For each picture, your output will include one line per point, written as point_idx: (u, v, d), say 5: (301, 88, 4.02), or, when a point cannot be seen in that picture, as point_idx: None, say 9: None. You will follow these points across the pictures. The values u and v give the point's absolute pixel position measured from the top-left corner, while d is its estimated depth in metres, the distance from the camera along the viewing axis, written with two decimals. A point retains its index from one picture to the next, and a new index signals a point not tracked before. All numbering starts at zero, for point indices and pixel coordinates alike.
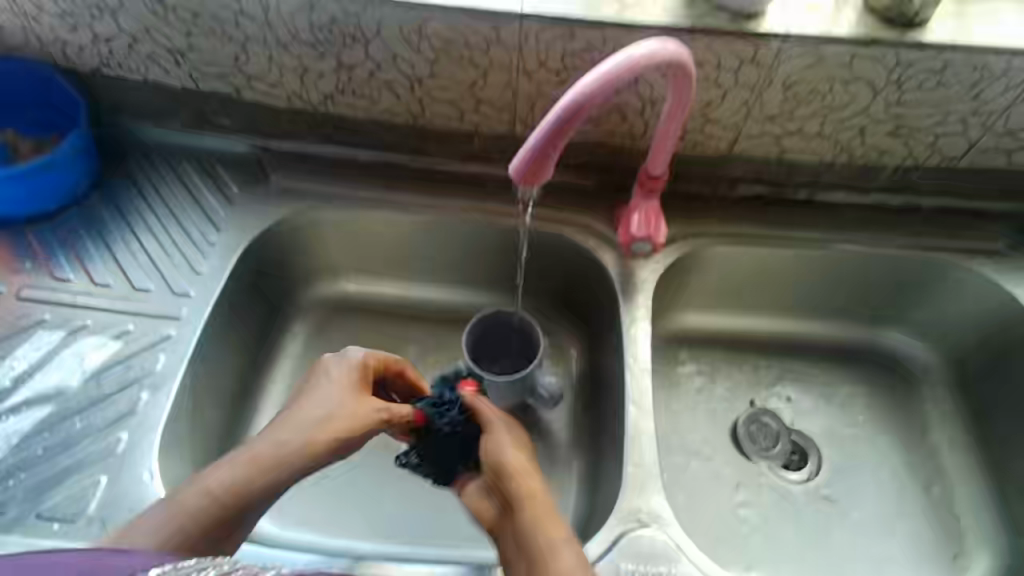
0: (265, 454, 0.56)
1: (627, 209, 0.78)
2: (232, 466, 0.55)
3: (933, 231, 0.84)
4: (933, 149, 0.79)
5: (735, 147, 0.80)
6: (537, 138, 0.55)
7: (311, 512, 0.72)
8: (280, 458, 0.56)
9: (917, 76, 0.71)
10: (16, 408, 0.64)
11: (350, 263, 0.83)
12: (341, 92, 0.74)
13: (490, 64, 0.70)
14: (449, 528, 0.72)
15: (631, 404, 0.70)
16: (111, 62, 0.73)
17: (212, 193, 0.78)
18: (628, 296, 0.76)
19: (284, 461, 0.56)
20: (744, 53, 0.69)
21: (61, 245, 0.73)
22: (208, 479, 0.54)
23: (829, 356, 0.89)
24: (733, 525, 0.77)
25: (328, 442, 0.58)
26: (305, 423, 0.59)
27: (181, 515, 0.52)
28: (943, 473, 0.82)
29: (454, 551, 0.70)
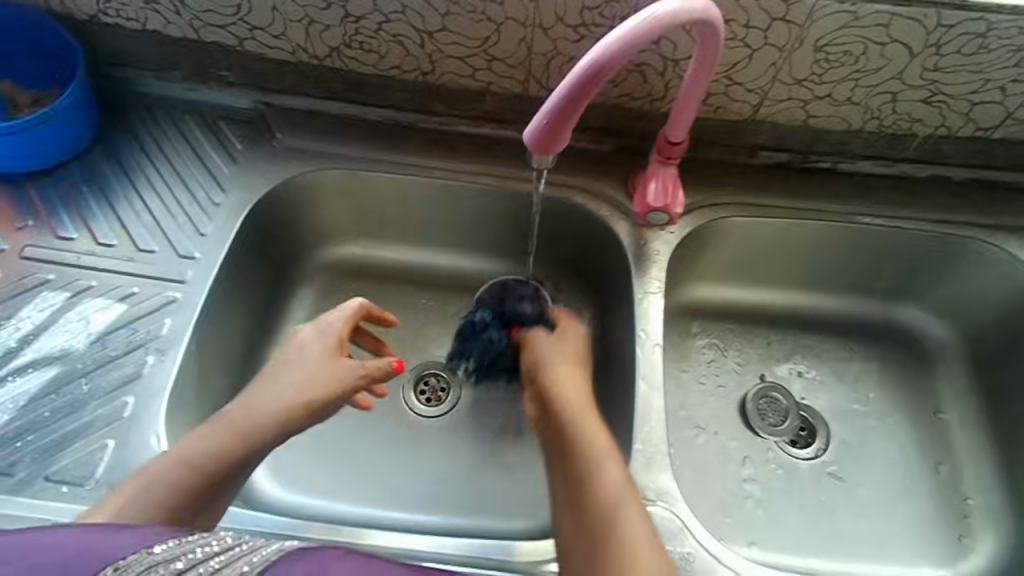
0: (242, 421, 0.57)
1: (644, 177, 0.75)
2: (210, 435, 0.56)
3: (961, 204, 0.81)
4: (968, 118, 0.75)
5: (759, 112, 0.76)
6: (554, 103, 0.51)
7: (315, 477, 0.73)
8: (257, 424, 0.57)
9: (958, 39, 0.66)
10: (23, 369, 0.64)
11: (358, 227, 0.81)
12: (348, 46, 0.71)
13: (505, 18, 0.66)
14: (455, 497, 0.72)
15: (641, 379, 0.69)
16: (108, 9, 0.70)
17: (215, 151, 0.76)
18: (641, 268, 0.75)
19: (259, 429, 0.57)
20: (774, 10, 0.65)
21: (62, 203, 0.71)
22: (187, 450, 0.55)
23: (844, 331, 0.88)
24: (738, 500, 0.77)
25: (306, 405, 0.59)
26: (282, 387, 0.59)
27: (164, 487, 0.52)
28: (953, 453, 0.81)
29: (459, 520, 0.71)
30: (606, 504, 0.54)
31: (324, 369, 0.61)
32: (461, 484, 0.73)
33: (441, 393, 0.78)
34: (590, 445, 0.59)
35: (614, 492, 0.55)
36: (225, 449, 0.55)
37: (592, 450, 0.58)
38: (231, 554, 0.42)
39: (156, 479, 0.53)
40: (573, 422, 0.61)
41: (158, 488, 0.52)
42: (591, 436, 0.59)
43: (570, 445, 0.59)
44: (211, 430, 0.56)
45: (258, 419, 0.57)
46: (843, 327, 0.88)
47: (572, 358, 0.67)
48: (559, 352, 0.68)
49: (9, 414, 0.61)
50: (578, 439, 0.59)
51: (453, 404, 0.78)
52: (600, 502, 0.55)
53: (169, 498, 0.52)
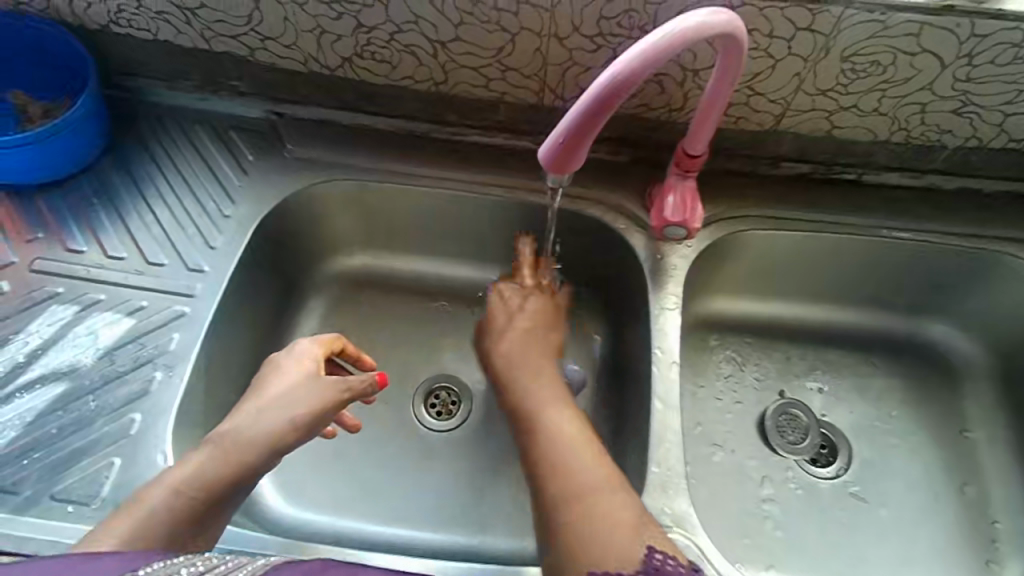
0: (232, 448, 0.56)
1: (662, 191, 0.73)
2: (199, 462, 0.55)
3: (990, 217, 0.78)
4: (1000, 129, 0.72)
5: (782, 123, 0.74)
6: (571, 121, 0.50)
7: (320, 493, 0.72)
8: (246, 448, 0.56)
9: (993, 49, 0.64)
10: (31, 384, 0.63)
11: (368, 237, 0.80)
12: (360, 56, 0.70)
13: (519, 28, 0.65)
14: (465, 515, 0.71)
15: (656, 400, 0.67)
16: (119, 19, 0.69)
17: (225, 161, 0.75)
18: (657, 283, 0.73)
19: (246, 453, 0.56)
20: (800, 19, 0.62)
21: (71, 215, 0.71)
22: (176, 478, 0.53)
23: (867, 347, 0.85)
24: (756, 520, 0.75)
25: (293, 427, 0.58)
26: (268, 410, 0.58)
27: (157, 515, 0.51)
28: (980, 474, 0.78)
29: (470, 539, 0.69)
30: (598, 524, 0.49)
31: (312, 389, 0.60)
32: (468, 502, 0.72)
33: (452, 407, 0.77)
34: (581, 465, 0.54)
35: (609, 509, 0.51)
36: (214, 476, 0.54)
37: (584, 471, 0.54)
38: (218, 571, 0.41)
39: (148, 507, 0.51)
40: (561, 441, 0.57)
41: (151, 516, 0.51)
42: (580, 455, 0.56)
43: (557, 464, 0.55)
44: (201, 458, 0.55)
45: (248, 443, 0.56)
46: (866, 343, 0.85)
47: (545, 368, 0.65)
48: (537, 368, 0.65)
49: (16, 430, 0.61)
50: (568, 458, 0.55)
51: (464, 419, 0.76)
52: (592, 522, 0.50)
53: (159, 527, 0.51)
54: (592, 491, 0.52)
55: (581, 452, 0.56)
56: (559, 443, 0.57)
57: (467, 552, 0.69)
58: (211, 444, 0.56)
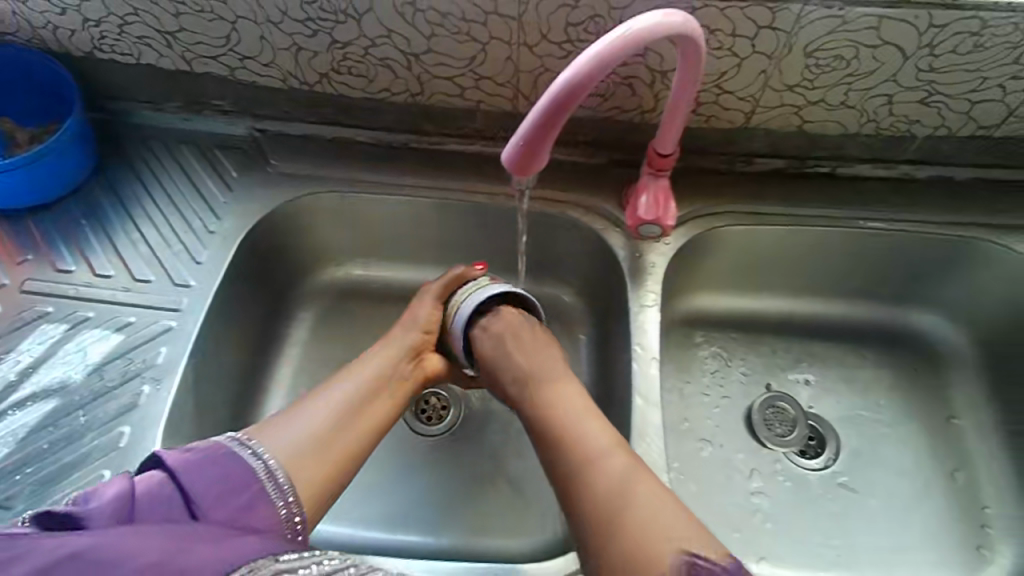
0: (383, 371, 0.65)
1: (636, 191, 0.74)
2: (344, 389, 0.62)
3: (965, 205, 0.79)
4: (967, 117, 0.73)
5: (752, 120, 0.75)
6: (531, 124, 0.52)
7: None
8: (393, 369, 0.66)
9: (953, 38, 0.65)
10: (22, 402, 0.65)
11: (354, 248, 0.82)
12: (337, 71, 0.72)
13: (489, 38, 0.66)
14: (467, 524, 0.73)
15: (638, 396, 0.69)
16: (102, 45, 0.72)
17: (210, 178, 0.77)
18: (637, 281, 0.74)
19: (392, 373, 0.66)
20: (761, 18, 0.64)
21: (60, 236, 0.73)
22: (321, 412, 0.60)
23: (853, 338, 0.85)
24: (746, 514, 0.76)
25: (418, 338, 0.69)
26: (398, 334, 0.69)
27: (307, 452, 0.57)
28: (969, 459, 0.79)
29: (475, 547, 0.72)
30: (608, 488, 0.55)
31: (427, 313, 0.71)
32: (460, 505, 0.75)
33: (443, 412, 0.80)
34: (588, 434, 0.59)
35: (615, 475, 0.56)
36: (361, 401, 0.62)
37: (592, 438, 0.59)
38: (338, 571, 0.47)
39: (297, 440, 0.57)
40: (565, 415, 0.61)
41: (304, 452, 0.57)
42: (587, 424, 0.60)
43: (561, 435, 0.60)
44: (347, 386, 0.63)
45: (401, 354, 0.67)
46: (851, 334, 0.85)
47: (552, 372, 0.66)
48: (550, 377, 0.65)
49: (9, 447, 0.62)
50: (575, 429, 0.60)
51: (451, 423, 0.79)
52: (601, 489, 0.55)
53: (309, 470, 0.56)
54: (599, 456, 0.57)
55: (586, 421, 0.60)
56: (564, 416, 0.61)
57: (460, 552, 0.72)
58: (358, 373, 0.64)
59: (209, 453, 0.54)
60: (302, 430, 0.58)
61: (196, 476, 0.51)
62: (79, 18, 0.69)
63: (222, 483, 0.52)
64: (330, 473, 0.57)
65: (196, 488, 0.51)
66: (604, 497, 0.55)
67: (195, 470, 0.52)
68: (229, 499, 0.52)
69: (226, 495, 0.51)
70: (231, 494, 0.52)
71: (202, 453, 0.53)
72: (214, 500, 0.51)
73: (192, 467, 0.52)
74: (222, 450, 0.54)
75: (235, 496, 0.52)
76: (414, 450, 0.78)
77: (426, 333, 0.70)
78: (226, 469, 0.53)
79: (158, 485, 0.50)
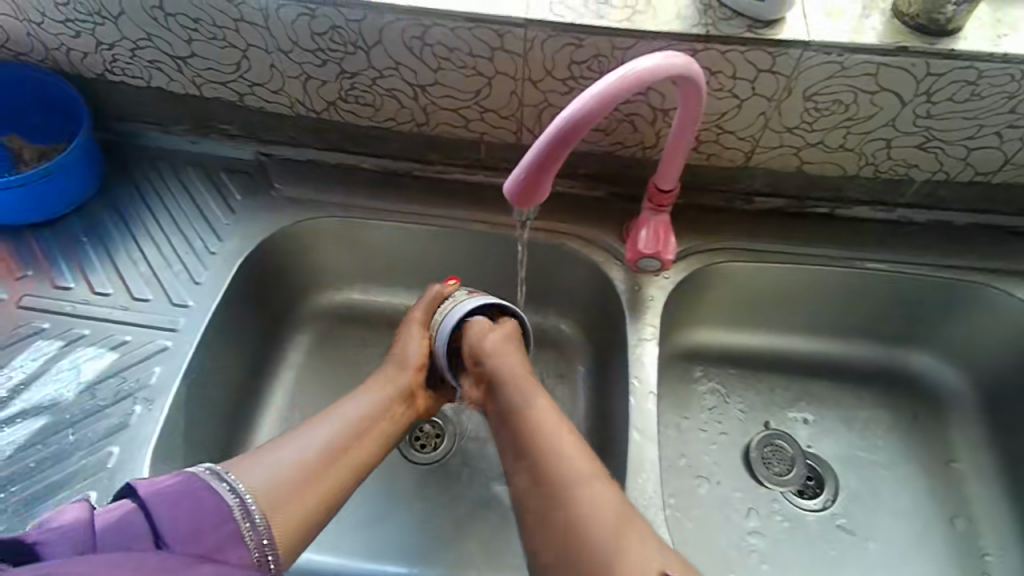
0: (374, 405, 0.64)
1: (636, 224, 0.75)
2: (332, 421, 0.61)
3: (963, 248, 0.79)
4: (966, 163, 0.74)
5: (751, 159, 0.76)
6: (534, 155, 0.52)
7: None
8: (386, 404, 0.64)
9: (950, 87, 0.66)
10: (11, 419, 0.64)
11: (354, 272, 0.82)
12: (344, 100, 0.73)
13: (495, 73, 0.68)
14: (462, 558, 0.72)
15: (634, 430, 0.68)
16: (115, 68, 0.73)
17: (214, 200, 0.77)
18: (635, 314, 0.74)
19: (384, 407, 0.64)
20: (761, 62, 0.65)
21: (62, 253, 0.73)
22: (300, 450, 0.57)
23: (851, 377, 0.85)
24: (743, 553, 0.74)
25: (412, 377, 0.68)
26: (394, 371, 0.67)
27: (286, 483, 0.55)
28: (969, 505, 0.77)
29: None
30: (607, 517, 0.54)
31: (417, 346, 0.70)
32: (453, 535, 0.73)
33: (436, 440, 0.79)
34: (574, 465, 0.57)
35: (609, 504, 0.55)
36: (349, 439, 0.60)
37: (576, 463, 0.57)
38: None
39: (275, 470, 0.55)
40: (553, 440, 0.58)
41: (280, 485, 0.54)
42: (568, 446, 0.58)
43: (548, 461, 0.57)
44: (333, 419, 0.61)
45: (394, 390, 0.66)
46: (850, 374, 0.85)
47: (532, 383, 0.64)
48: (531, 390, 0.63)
49: None
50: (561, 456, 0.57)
51: (443, 451, 0.78)
52: (601, 519, 0.54)
53: (288, 504, 0.54)
54: (590, 483, 0.56)
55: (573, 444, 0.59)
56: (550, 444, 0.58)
57: None
58: (345, 404, 0.63)
59: (183, 485, 0.51)
60: (279, 461, 0.56)
61: (168, 510, 0.50)
62: (93, 41, 0.70)
63: (195, 519, 0.50)
64: (311, 507, 0.55)
65: (167, 525, 0.49)
66: (605, 527, 0.53)
67: (168, 504, 0.50)
68: (199, 539, 0.50)
69: (195, 531, 0.50)
70: (203, 531, 0.50)
71: (176, 484, 0.51)
72: (185, 537, 0.49)
73: (164, 501, 0.50)
74: (196, 483, 0.52)
75: (204, 532, 0.50)
76: (406, 478, 0.77)
77: (417, 369, 0.69)
78: (201, 503, 0.51)
79: (127, 517, 0.48)
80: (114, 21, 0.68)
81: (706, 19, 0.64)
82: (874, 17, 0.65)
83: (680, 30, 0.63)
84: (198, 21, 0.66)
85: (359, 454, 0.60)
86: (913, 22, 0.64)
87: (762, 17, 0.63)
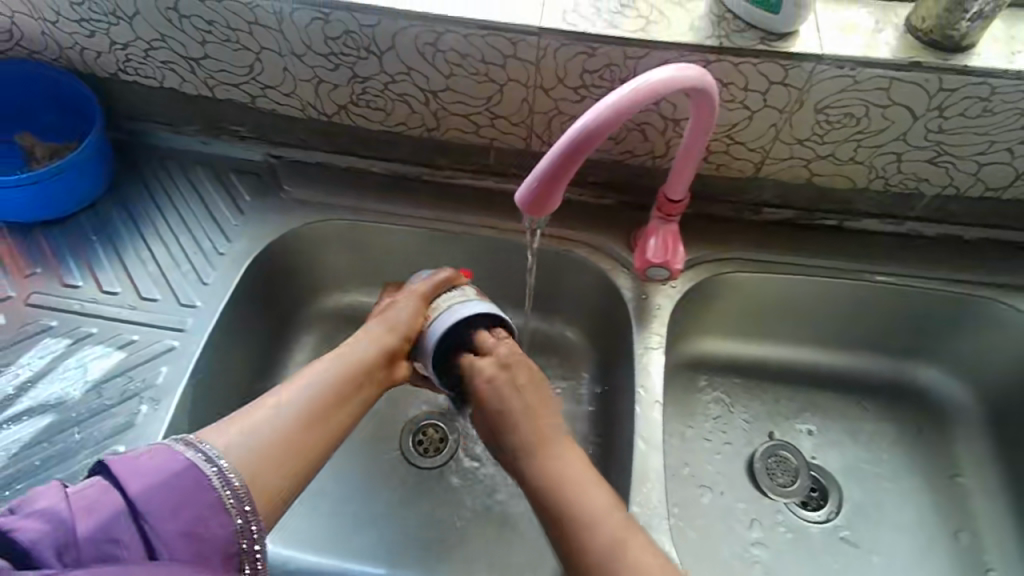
0: (356, 369, 0.60)
1: (645, 233, 0.75)
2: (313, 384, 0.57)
3: (971, 263, 0.79)
4: (976, 179, 0.73)
5: (761, 170, 0.76)
6: (548, 163, 0.52)
7: (318, 534, 0.73)
8: (369, 368, 0.60)
9: (962, 102, 0.65)
10: (18, 417, 0.65)
11: (361, 275, 0.82)
12: (356, 104, 0.73)
13: (507, 80, 0.68)
14: (464, 563, 0.72)
15: (640, 439, 0.68)
16: (128, 68, 0.73)
17: (223, 201, 0.78)
18: (642, 323, 0.74)
19: (365, 372, 0.60)
20: (773, 74, 0.65)
21: (71, 251, 0.73)
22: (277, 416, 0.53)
23: (857, 390, 0.84)
24: (746, 565, 0.74)
25: (399, 342, 0.64)
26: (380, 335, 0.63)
27: (261, 452, 0.51)
28: (974, 520, 0.77)
29: None
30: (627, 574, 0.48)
31: (408, 314, 0.66)
32: (455, 540, 0.73)
33: (439, 445, 0.79)
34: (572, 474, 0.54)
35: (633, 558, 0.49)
36: (329, 405, 0.56)
37: (596, 512, 0.51)
38: None
39: (253, 440, 0.51)
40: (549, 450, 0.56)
41: (256, 454, 0.51)
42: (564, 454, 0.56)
43: (563, 512, 0.52)
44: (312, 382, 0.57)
45: (378, 356, 0.62)
46: (856, 386, 0.85)
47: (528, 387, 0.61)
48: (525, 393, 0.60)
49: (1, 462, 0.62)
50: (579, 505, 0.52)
51: (447, 456, 0.78)
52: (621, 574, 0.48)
53: (264, 472, 0.51)
54: (609, 535, 0.50)
55: (593, 490, 0.53)
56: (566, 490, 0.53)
57: None
58: (324, 365, 0.59)
59: (158, 456, 0.47)
60: (257, 432, 0.52)
61: (142, 485, 0.45)
62: (106, 41, 0.70)
63: (169, 491, 0.45)
64: (286, 477, 0.52)
65: (141, 497, 0.45)
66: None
67: (141, 477, 0.46)
68: (177, 512, 0.45)
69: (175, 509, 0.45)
70: (183, 506, 0.46)
71: (150, 456, 0.47)
72: (162, 513, 0.45)
73: (138, 473, 0.46)
74: (171, 454, 0.48)
75: (185, 507, 0.46)
76: (410, 481, 0.77)
77: (405, 338, 0.65)
78: (179, 478, 0.47)
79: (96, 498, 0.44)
80: (129, 22, 0.68)
81: (719, 30, 0.64)
82: (887, 32, 0.65)
83: (693, 42, 0.63)
84: (212, 24, 0.66)
85: (338, 421, 0.56)
86: (926, 38, 0.64)
87: (775, 30, 0.63)
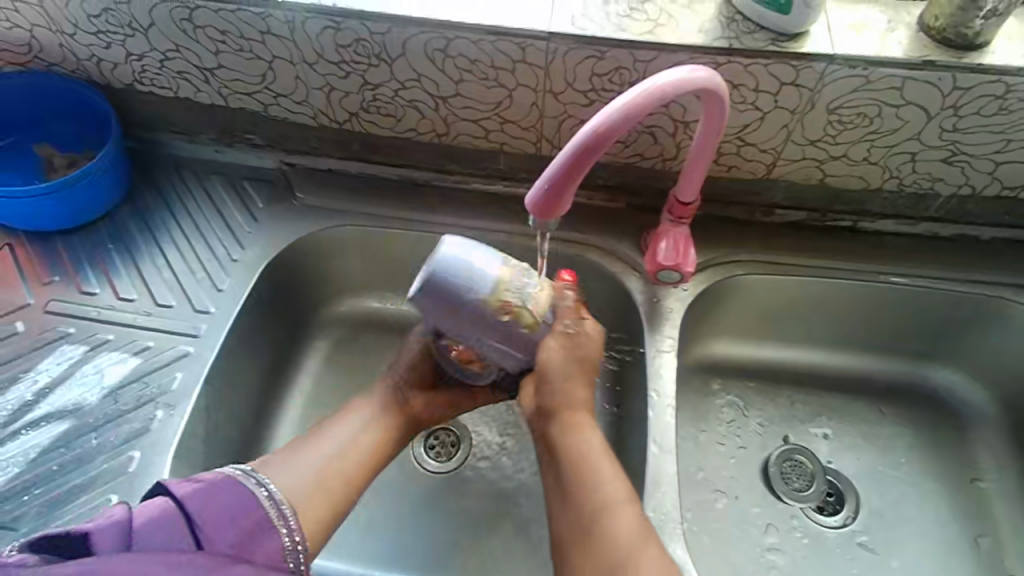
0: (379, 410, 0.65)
1: (655, 236, 0.74)
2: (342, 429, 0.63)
3: (988, 263, 0.78)
4: (992, 178, 0.72)
5: (773, 172, 0.75)
6: (565, 156, 0.52)
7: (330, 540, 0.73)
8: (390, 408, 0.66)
9: (977, 101, 0.65)
10: (36, 422, 0.66)
11: (371, 280, 0.82)
12: (367, 110, 0.73)
13: (517, 84, 0.68)
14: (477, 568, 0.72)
15: (653, 443, 0.67)
16: (143, 79, 0.74)
17: (237, 209, 0.78)
18: (654, 326, 0.73)
19: (388, 410, 0.66)
20: (784, 75, 0.64)
21: (88, 259, 0.74)
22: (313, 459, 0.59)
23: (873, 393, 0.83)
24: (761, 570, 0.73)
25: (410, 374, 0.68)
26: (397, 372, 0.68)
27: (307, 487, 0.57)
28: (995, 525, 0.76)
29: None
30: (622, 548, 0.53)
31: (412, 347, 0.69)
32: (469, 545, 0.73)
33: (452, 449, 0.79)
34: (605, 483, 0.57)
35: (630, 536, 0.54)
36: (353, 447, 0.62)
37: (609, 491, 0.56)
38: None
39: (298, 476, 0.57)
40: (589, 457, 0.58)
41: (305, 487, 0.57)
42: (602, 464, 0.58)
43: (586, 494, 0.56)
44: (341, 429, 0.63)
45: (408, 414, 0.66)
46: (871, 389, 0.83)
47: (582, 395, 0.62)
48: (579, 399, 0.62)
49: (19, 467, 0.63)
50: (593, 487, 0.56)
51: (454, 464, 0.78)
52: (618, 552, 0.53)
53: (308, 506, 0.56)
54: (619, 510, 0.55)
55: (608, 475, 0.57)
56: (583, 471, 0.58)
57: None
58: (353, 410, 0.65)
59: (214, 481, 0.52)
60: (307, 466, 0.58)
61: (198, 504, 0.50)
62: (122, 52, 0.72)
63: (226, 514, 0.50)
64: (329, 509, 0.57)
65: (201, 514, 0.50)
66: (622, 559, 0.53)
67: (200, 498, 0.50)
68: (233, 526, 0.50)
69: (228, 526, 0.50)
70: (235, 526, 0.50)
71: (206, 481, 0.52)
72: (218, 529, 0.50)
73: (196, 494, 0.50)
74: (227, 479, 0.52)
75: (238, 524, 0.51)
76: (421, 486, 0.77)
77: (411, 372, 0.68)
78: (233, 499, 0.51)
79: (161, 515, 0.48)
80: (144, 33, 0.69)
81: (729, 32, 0.64)
82: (900, 31, 0.65)
83: (703, 44, 0.63)
84: (226, 33, 0.67)
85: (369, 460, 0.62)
86: (939, 36, 0.63)
87: (787, 30, 0.63)
